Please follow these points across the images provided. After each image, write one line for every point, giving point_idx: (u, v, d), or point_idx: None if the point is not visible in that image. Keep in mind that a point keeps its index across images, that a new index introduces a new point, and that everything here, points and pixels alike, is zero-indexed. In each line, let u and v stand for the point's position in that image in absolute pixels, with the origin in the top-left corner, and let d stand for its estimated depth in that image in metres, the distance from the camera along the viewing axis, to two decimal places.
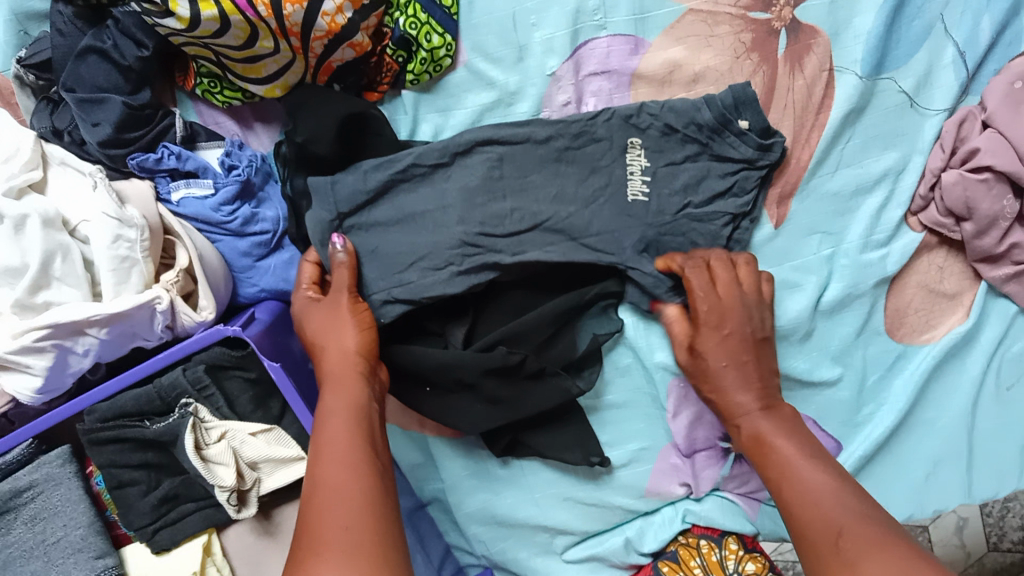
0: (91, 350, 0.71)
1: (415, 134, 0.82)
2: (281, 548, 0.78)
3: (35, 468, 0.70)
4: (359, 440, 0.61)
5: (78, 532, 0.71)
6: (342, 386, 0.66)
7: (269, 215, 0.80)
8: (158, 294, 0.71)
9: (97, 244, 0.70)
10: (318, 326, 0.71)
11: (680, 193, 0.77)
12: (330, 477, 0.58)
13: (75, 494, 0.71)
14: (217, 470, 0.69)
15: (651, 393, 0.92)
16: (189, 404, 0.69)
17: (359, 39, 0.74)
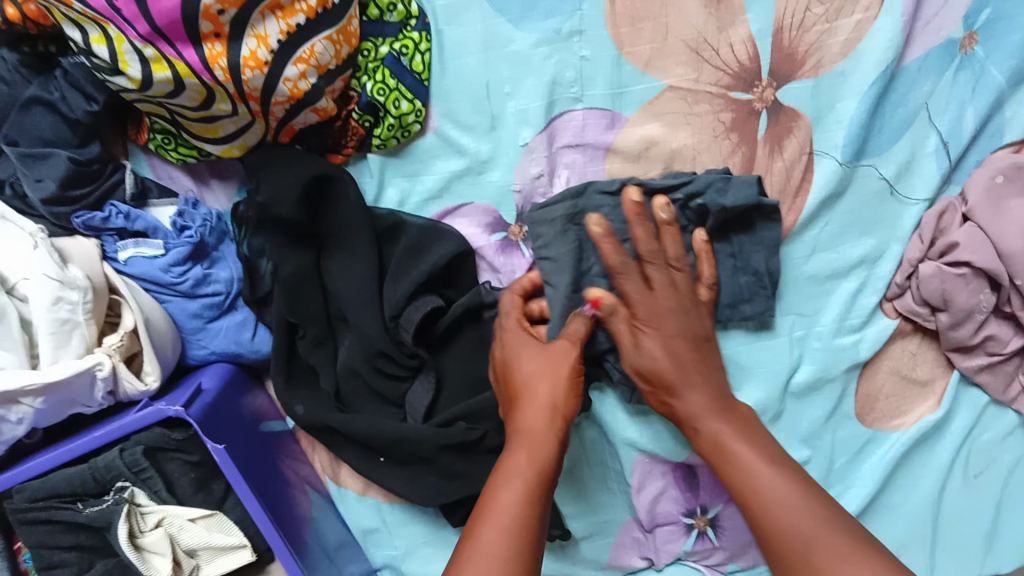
0: (25, 418, 0.68)
1: (380, 198, 0.80)
2: None
3: None
4: (531, 510, 0.61)
5: None
6: (529, 449, 0.65)
7: (222, 276, 0.77)
8: (99, 359, 0.69)
9: (36, 305, 0.67)
10: (533, 368, 0.70)
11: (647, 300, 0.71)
12: (500, 502, 0.61)
13: None
14: (152, 558, 0.67)
15: (616, 469, 0.89)
16: (125, 488, 0.66)
17: (323, 104, 0.72)
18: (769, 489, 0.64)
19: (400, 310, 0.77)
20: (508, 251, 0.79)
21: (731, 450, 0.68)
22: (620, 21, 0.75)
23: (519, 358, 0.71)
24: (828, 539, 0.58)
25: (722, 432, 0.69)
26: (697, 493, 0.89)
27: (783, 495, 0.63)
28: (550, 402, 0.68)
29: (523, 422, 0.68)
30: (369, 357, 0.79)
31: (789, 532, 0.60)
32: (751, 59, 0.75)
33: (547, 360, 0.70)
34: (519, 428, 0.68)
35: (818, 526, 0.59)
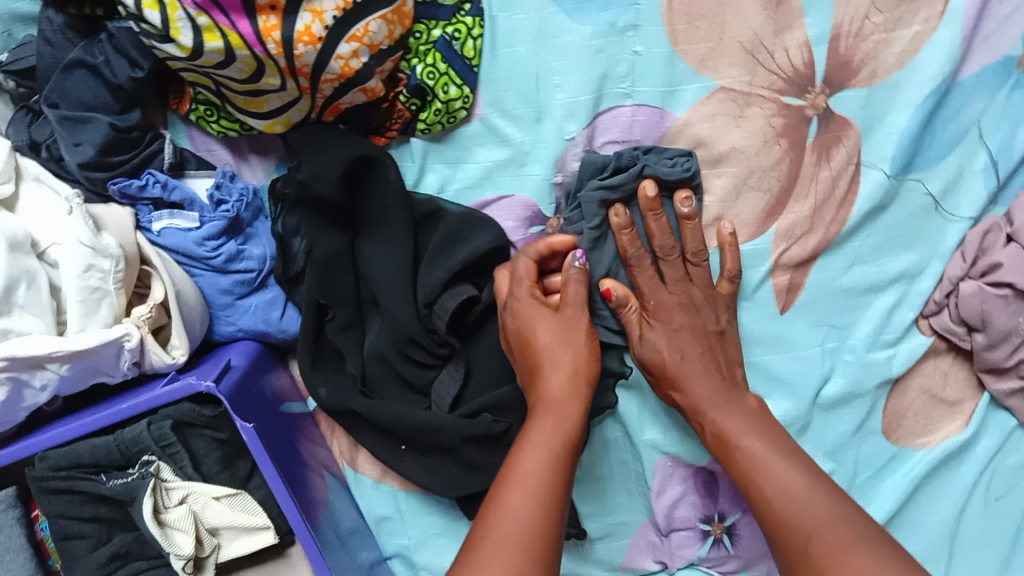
0: (49, 385, 0.66)
1: (420, 184, 0.78)
2: None
3: None
4: (555, 473, 0.60)
5: None
6: (552, 418, 0.65)
7: (255, 253, 0.76)
8: (127, 330, 0.67)
9: (67, 271, 0.66)
10: (560, 345, 0.70)
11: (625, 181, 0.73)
12: (524, 464, 0.61)
13: (16, 543, 0.66)
14: (175, 536, 0.66)
15: (637, 471, 0.88)
16: (151, 463, 0.64)
17: (371, 85, 0.71)
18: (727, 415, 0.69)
19: (434, 298, 0.76)
20: None
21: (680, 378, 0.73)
22: (677, 18, 0.74)
23: (534, 329, 0.70)
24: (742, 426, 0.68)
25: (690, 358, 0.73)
26: (716, 499, 0.87)
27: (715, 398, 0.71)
28: (571, 371, 0.69)
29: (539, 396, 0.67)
30: (398, 343, 0.77)
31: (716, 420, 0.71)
32: (805, 64, 0.75)
33: (554, 331, 0.70)
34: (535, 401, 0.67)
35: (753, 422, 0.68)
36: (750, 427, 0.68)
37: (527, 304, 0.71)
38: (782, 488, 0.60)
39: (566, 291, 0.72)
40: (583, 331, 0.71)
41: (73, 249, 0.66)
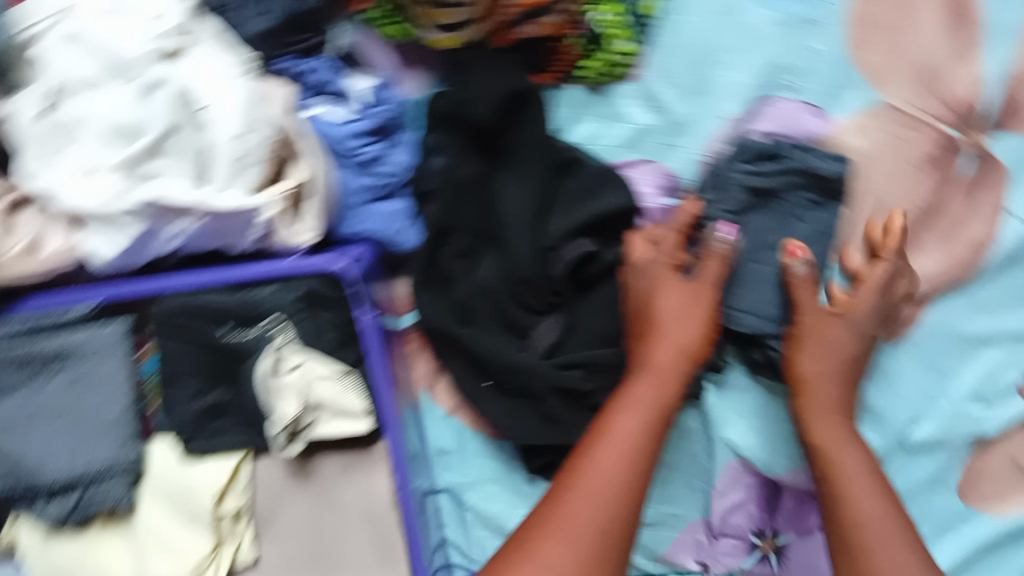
0: (184, 234, 0.70)
1: (567, 132, 0.79)
2: (310, 496, 0.71)
3: (91, 334, 0.68)
4: (644, 446, 0.64)
5: (109, 412, 0.67)
6: (652, 384, 0.68)
7: (397, 162, 0.79)
8: (265, 203, 0.70)
9: (221, 133, 0.70)
10: (679, 320, 0.71)
11: (774, 173, 0.73)
12: (618, 430, 0.65)
13: (119, 373, 0.68)
14: (278, 400, 0.65)
15: (705, 466, 0.88)
16: (276, 323, 0.66)
17: (552, 19, 0.73)
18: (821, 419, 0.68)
19: (558, 245, 0.77)
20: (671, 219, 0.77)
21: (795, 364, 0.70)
22: (853, 26, 0.76)
23: (657, 299, 0.71)
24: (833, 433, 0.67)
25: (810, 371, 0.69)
26: (774, 514, 0.87)
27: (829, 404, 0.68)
28: (679, 348, 0.70)
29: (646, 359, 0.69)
30: (512, 282, 0.79)
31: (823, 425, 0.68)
32: (970, 98, 0.75)
33: (679, 299, 0.71)
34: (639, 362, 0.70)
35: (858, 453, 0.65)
36: (856, 448, 0.66)
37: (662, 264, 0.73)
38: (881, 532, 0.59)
39: (706, 265, 0.72)
40: (708, 306, 0.72)
41: (230, 115, 0.70)
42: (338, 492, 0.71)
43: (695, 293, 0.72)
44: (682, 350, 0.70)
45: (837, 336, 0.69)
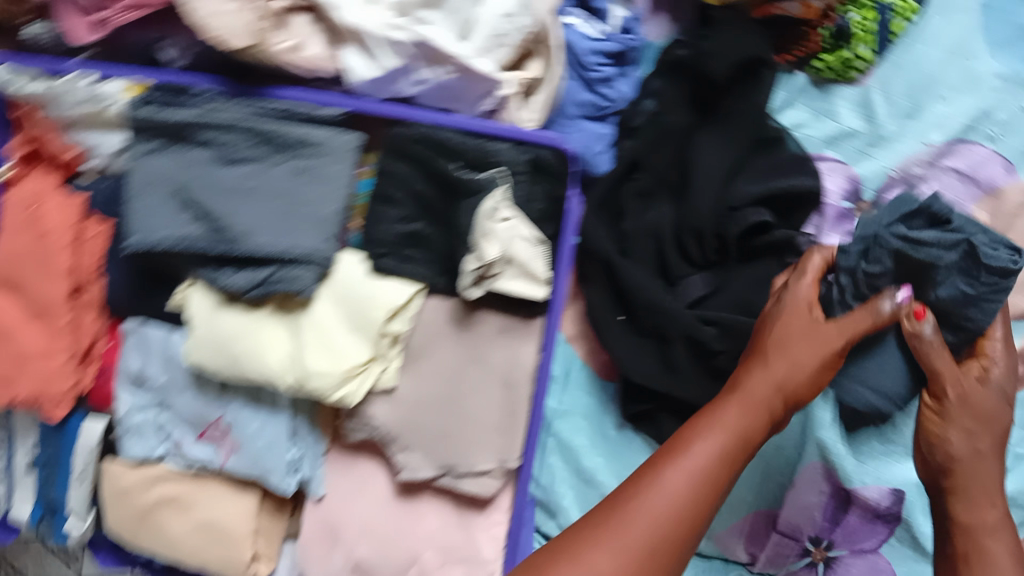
0: (428, 82, 0.77)
1: (779, 112, 0.85)
2: (462, 346, 0.77)
3: (333, 135, 0.73)
4: (722, 468, 0.62)
5: (323, 208, 0.73)
6: (742, 407, 0.68)
7: (619, 91, 0.85)
8: (503, 83, 0.78)
9: (491, 8, 0.76)
10: (794, 359, 0.71)
11: (934, 241, 0.70)
12: (698, 447, 0.63)
13: (342, 177, 0.73)
14: (484, 240, 0.70)
15: (790, 460, 0.90)
16: (500, 175, 0.72)
17: (812, 4, 0.78)
18: (970, 491, 0.73)
19: (740, 207, 0.82)
20: (842, 222, 0.84)
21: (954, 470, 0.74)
22: None
23: (779, 326, 0.73)
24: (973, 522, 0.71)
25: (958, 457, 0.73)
26: (839, 527, 0.89)
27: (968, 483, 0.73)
28: (777, 384, 0.70)
29: (743, 386, 0.69)
30: (682, 229, 0.85)
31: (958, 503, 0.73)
32: None
33: (796, 327, 0.73)
34: (737, 387, 0.70)
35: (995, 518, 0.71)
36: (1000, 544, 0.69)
37: (799, 310, 0.73)
38: None
39: (857, 312, 0.73)
40: (827, 351, 0.71)
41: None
42: (486, 347, 0.77)
43: (815, 329, 0.72)
44: (783, 388, 0.70)
45: (982, 445, 0.74)
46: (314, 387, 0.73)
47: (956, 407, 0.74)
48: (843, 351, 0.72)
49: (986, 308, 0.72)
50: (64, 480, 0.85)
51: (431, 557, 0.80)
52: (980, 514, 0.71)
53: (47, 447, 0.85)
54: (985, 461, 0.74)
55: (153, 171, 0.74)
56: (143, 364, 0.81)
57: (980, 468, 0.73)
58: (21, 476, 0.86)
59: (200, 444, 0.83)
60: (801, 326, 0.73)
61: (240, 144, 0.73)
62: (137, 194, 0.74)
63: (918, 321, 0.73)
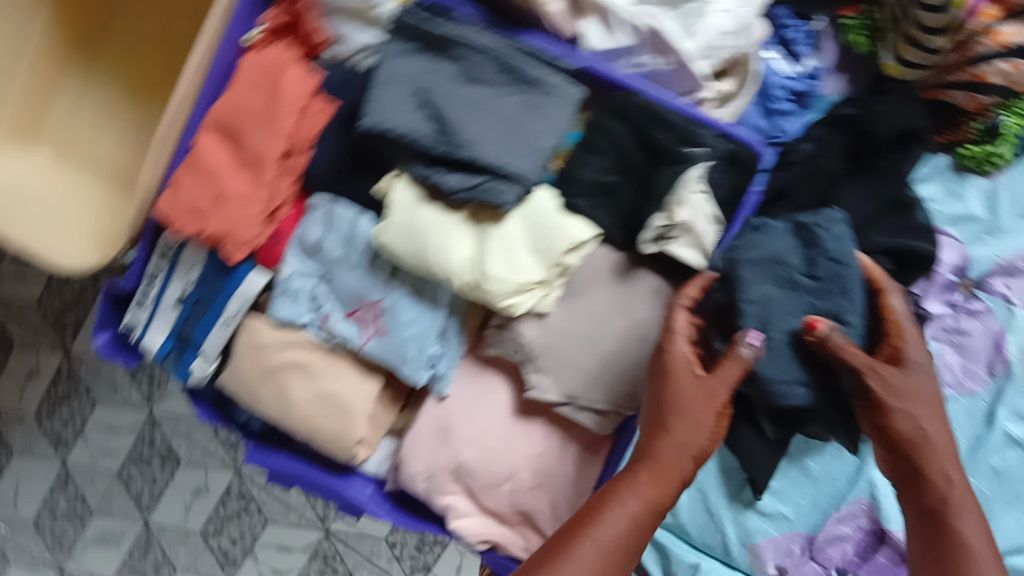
0: (646, 66, 0.88)
1: (918, 184, 1.00)
2: (617, 297, 0.86)
3: (562, 84, 0.82)
4: (635, 534, 0.70)
5: (539, 141, 0.82)
6: (652, 474, 0.73)
7: (789, 127, 0.98)
8: (708, 86, 0.90)
9: (713, 23, 0.88)
10: (688, 431, 0.75)
11: (764, 257, 0.78)
12: (613, 519, 0.70)
13: (561, 120, 0.82)
14: (675, 202, 0.78)
15: (838, 492, 1.02)
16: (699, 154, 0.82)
17: (977, 99, 0.91)
18: (963, 526, 0.72)
19: (870, 251, 0.93)
20: (945, 291, 0.98)
21: (918, 454, 0.76)
22: None
23: (669, 391, 0.76)
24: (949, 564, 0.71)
25: (919, 458, 0.75)
26: (865, 565, 1.00)
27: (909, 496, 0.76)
28: (682, 450, 0.75)
29: (654, 453, 0.75)
30: None
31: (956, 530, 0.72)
32: None
33: (695, 396, 0.75)
34: (649, 456, 0.75)
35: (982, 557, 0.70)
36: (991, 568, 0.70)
37: (678, 368, 0.77)
38: None
39: (726, 364, 0.75)
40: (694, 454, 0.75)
41: (727, 18, 0.88)
42: (637, 303, 0.86)
43: (705, 393, 0.75)
44: (691, 449, 0.75)
45: (946, 491, 0.74)
46: (489, 289, 0.81)
47: (896, 404, 0.74)
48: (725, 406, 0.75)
49: (840, 265, 0.77)
50: (208, 318, 0.91)
51: (525, 478, 0.89)
52: (971, 524, 0.72)
53: (203, 285, 0.90)
54: (930, 433, 0.75)
55: (400, 68, 0.83)
56: (322, 237, 0.88)
57: (945, 473, 0.75)
58: (166, 307, 0.92)
59: (346, 322, 0.89)
60: (698, 390, 0.75)
61: (484, 69, 0.83)
62: (381, 83, 0.83)
63: (819, 329, 0.74)
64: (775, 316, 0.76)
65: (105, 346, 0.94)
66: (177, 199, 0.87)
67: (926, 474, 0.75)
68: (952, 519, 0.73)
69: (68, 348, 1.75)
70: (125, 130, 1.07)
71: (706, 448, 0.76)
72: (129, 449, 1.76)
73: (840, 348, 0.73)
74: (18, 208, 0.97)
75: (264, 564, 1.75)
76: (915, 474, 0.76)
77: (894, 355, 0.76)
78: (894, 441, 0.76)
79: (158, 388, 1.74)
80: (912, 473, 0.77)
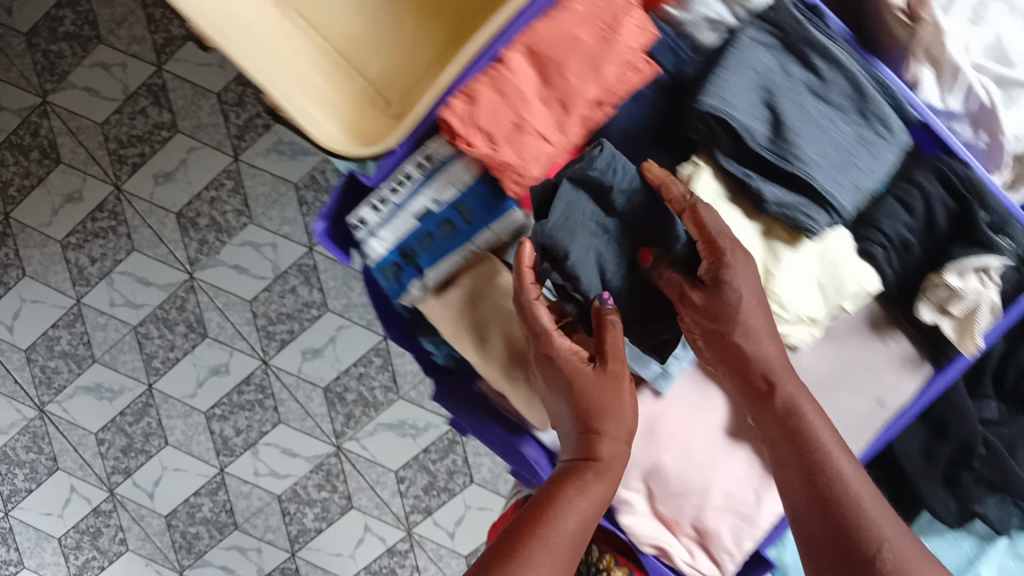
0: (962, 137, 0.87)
1: None
2: (875, 351, 0.86)
3: (899, 129, 0.81)
4: (587, 526, 0.77)
5: (861, 179, 0.79)
6: (597, 473, 0.78)
7: None
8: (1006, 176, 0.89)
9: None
10: (601, 407, 0.77)
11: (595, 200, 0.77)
12: (564, 530, 0.76)
13: (884, 164, 0.80)
14: (967, 279, 0.79)
15: None
16: (1007, 242, 0.81)
17: None
18: (853, 490, 0.76)
19: None
20: None
21: (805, 424, 0.79)
22: None
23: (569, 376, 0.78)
24: (847, 513, 0.76)
25: (810, 421, 0.79)
26: None
27: (794, 467, 0.79)
28: (624, 435, 0.79)
29: (581, 446, 0.80)
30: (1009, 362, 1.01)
31: (846, 489, 0.76)
32: None
33: (592, 377, 0.77)
34: (580, 454, 0.79)
35: (872, 506, 0.76)
36: (876, 511, 0.76)
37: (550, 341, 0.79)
38: (896, 548, 0.74)
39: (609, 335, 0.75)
40: (615, 433, 0.78)
41: None
42: (887, 364, 0.86)
43: (602, 375, 0.77)
44: (627, 432, 0.80)
45: (823, 428, 0.79)
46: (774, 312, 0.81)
47: (746, 343, 0.78)
48: (619, 373, 0.78)
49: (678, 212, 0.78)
50: (450, 243, 0.85)
51: (716, 497, 0.87)
52: (853, 473, 0.78)
53: (456, 207, 0.84)
54: (760, 355, 0.78)
55: (754, 61, 0.78)
56: None
57: (834, 444, 0.78)
58: (406, 217, 0.86)
59: None
60: (599, 382, 0.77)
61: (832, 90, 0.80)
62: (730, 68, 0.78)
63: (649, 259, 0.78)
64: (607, 261, 0.78)
65: (323, 233, 0.88)
66: (473, 113, 0.80)
67: (798, 421, 0.79)
68: (831, 475, 0.77)
69: (120, 181, 1.61)
70: (366, 23, 1.00)
71: (624, 406, 0.78)
72: (156, 306, 1.65)
73: (666, 272, 0.77)
74: (266, 56, 0.87)
75: (264, 462, 1.68)
76: (790, 443, 0.79)
77: (714, 276, 0.75)
78: (785, 409, 0.79)
79: (206, 255, 1.62)
80: (790, 432, 0.79)
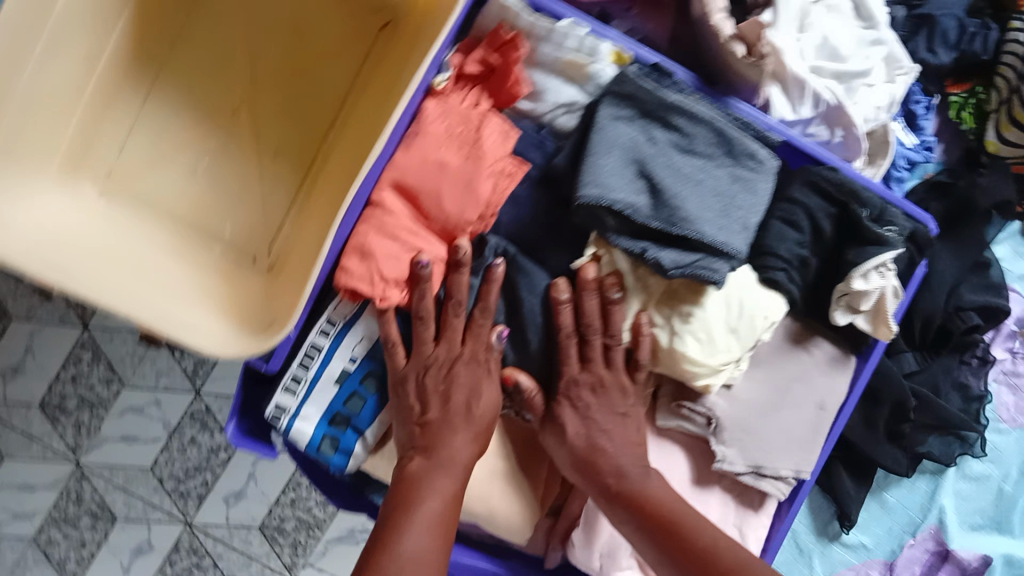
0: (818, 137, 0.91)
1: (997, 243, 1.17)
2: (804, 363, 0.90)
3: (768, 156, 0.80)
4: (448, 516, 0.74)
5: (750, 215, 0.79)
6: (445, 471, 0.76)
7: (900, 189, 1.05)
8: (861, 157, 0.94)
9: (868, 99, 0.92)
10: (472, 399, 0.79)
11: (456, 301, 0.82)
12: (423, 519, 0.72)
13: (763, 194, 0.81)
14: (870, 278, 0.82)
15: (910, 519, 1.16)
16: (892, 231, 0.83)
17: None
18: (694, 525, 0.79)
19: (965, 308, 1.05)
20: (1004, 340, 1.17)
21: (659, 505, 0.80)
22: None
23: (427, 380, 0.80)
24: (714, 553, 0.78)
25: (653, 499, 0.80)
26: None
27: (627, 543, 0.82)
28: (475, 432, 0.79)
29: (426, 445, 0.78)
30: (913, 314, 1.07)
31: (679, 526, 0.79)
32: None
33: (464, 381, 0.80)
34: (427, 452, 0.78)
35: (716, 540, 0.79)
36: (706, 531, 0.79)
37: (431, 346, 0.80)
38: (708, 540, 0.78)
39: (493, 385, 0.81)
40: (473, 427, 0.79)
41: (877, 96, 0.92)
42: (816, 371, 0.90)
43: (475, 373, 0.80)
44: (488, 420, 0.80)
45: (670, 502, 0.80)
46: (692, 369, 0.81)
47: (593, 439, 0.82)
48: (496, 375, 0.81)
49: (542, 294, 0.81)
50: (381, 397, 0.83)
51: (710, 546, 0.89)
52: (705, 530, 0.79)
53: (375, 360, 0.83)
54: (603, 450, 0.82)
55: (619, 136, 0.77)
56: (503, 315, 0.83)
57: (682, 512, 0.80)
58: (326, 385, 0.81)
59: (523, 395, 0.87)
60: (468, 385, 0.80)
61: (700, 138, 0.79)
62: (599, 151, 0.76)
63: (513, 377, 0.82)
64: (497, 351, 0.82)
65: (236, 434, 0.85)
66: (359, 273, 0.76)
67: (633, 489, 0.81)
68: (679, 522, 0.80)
69: None
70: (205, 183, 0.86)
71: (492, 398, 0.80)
72: (48, 510, 1.49)
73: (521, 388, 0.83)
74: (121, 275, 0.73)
75: None
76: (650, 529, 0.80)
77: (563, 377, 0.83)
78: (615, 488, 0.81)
79: (87, 437, 1.47)
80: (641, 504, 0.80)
